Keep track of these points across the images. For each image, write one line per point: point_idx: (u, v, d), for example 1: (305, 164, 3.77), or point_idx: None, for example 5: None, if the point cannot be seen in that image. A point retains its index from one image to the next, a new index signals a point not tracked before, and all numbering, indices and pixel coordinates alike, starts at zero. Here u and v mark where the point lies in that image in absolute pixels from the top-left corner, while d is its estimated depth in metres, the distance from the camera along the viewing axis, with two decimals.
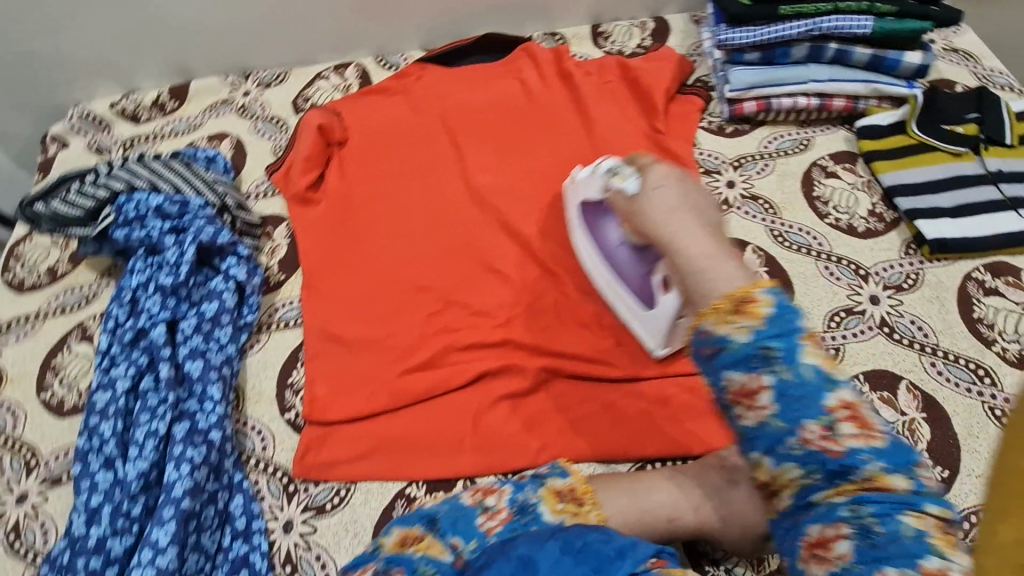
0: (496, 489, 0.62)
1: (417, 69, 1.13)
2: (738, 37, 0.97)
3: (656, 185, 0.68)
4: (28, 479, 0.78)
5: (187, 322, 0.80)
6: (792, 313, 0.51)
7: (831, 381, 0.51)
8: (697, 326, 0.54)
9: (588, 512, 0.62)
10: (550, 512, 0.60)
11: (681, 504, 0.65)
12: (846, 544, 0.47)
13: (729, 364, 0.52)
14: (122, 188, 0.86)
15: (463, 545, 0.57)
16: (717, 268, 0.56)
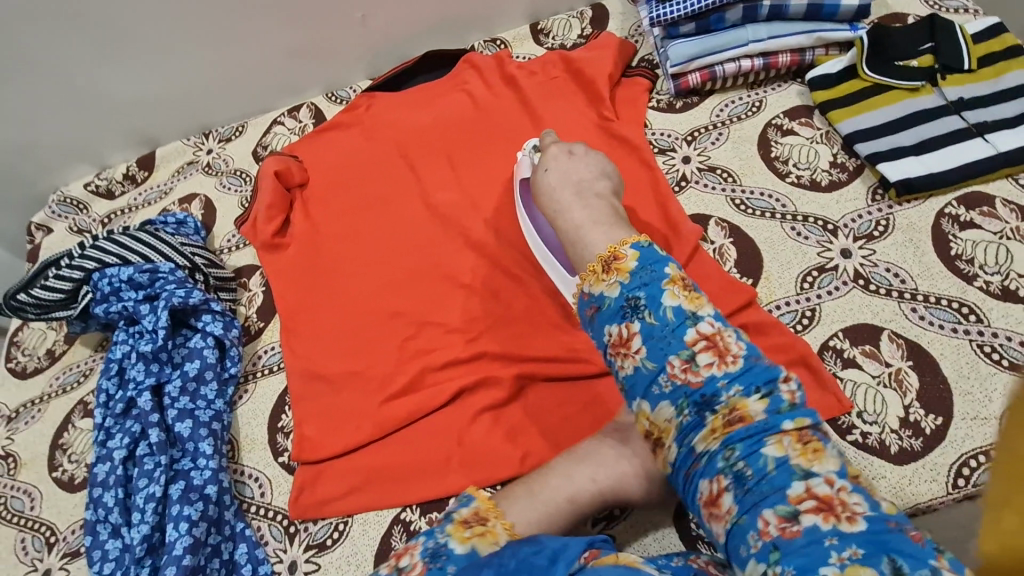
0: (408, 549, 0.57)
1: (366, 99, 1.15)
2: (670, 12, 0.95)
3: (546, 168, 0.79)
4: (50, 555, 0.82)
5: (173, 384, 0.83)
6: (650, 261, 0.61)
7: (689, 319, 0.57)
8: (580, 291, 0.64)
9: (495, 527, 0.60)
10: (459, 543, 0.56)
11: (575, 479, 0.65)
12: (728, 496, 0.51)
13: (606, 319, 0.61)
14: (94, 266, 0.89)
15: None
16: (599, 230, 0.68)
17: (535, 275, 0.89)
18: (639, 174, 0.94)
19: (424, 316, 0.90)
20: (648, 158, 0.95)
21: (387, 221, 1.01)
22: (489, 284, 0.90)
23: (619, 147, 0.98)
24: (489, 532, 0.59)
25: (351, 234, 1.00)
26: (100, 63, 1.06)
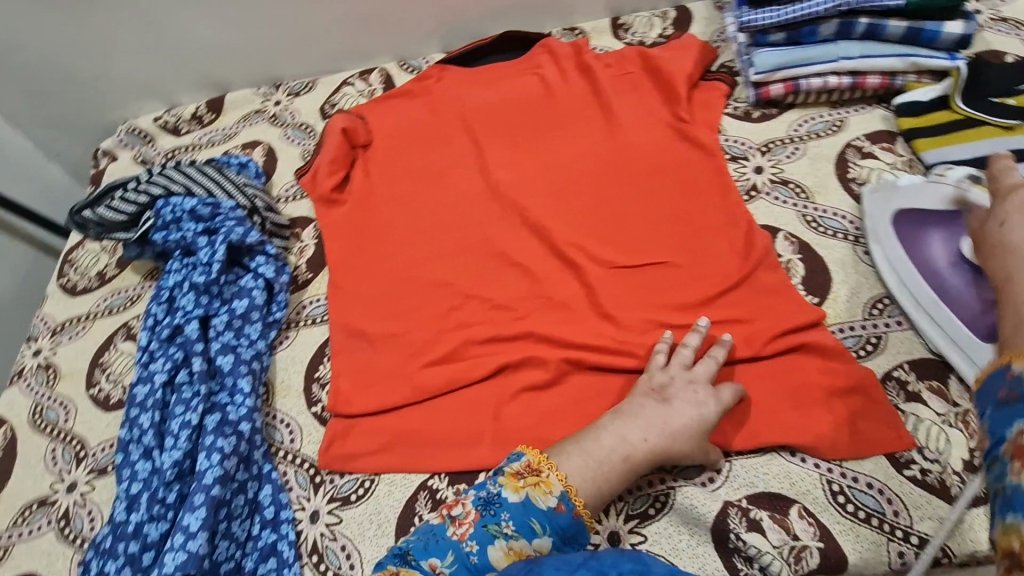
0: (460, 500, 0.63)
1: (438, 70, 1.14)
2: (761, 18, 0.94)
3: (1002, 221, 0.57)
4: (77, 469, 0.83)
5: (219, 318, 0.84)
6: None
7: None
8: (1002, 368, 0.46)
9: (548, 477, 0.63)
10: (512, 492, 0.62)
11: (630, 439, 0.67)
12: None
13: (1021, 414, 0.42)
14: (160, 193, 0.91)
15: (440, 562, 0.58)
16: None
17: (592, 262, 0.87)
18: (708, 178, 0.92)
19: (473, 289, 0.88)
20: (720, 164, 0.93)
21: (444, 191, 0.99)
22: (544, 266, 0.89)
23: (693, 149, 0.95)
24: (543, 485, 0.63)
25: (408, 200, 0.99)
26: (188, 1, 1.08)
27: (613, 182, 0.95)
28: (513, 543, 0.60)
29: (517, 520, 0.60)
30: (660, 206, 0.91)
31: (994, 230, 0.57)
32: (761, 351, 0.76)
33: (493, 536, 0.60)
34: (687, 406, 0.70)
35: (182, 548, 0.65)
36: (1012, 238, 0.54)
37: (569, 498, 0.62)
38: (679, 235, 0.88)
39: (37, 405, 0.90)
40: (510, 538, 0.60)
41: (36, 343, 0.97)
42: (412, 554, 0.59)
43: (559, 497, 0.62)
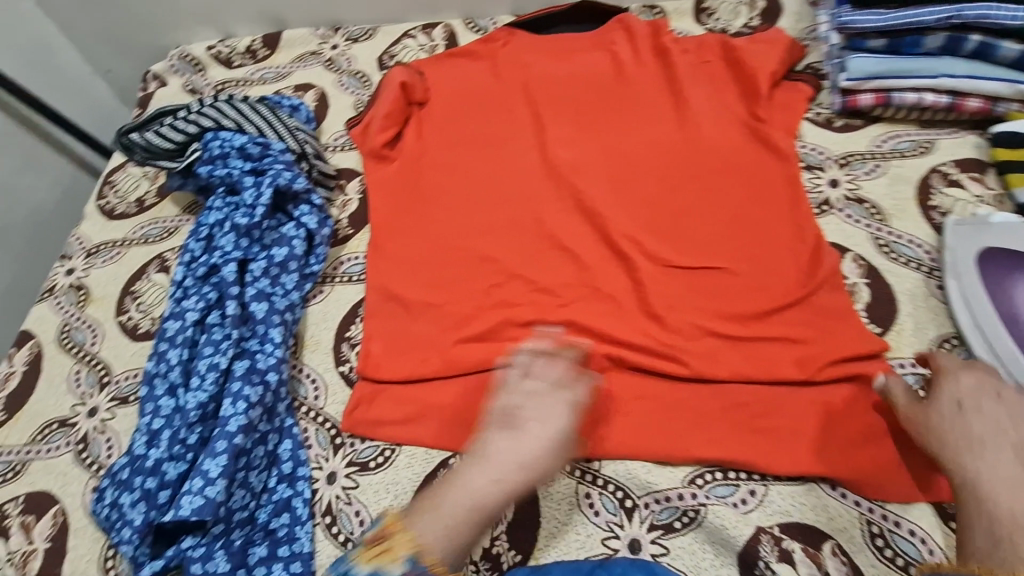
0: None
1: (506, 34, 1.08)
2: (864, 20, 0.87)
3: (958, 400, 0.63)
4: (99, 394, 0.82)
5: (257, 264, 0.81)
6: None
7: None
8: None
9: (397, 543, 0.61)
10: (362, 568, 0.60)
11: (480, 492, 0.63)
12: None
13: None
14: (210, 126, 0.88)
15: None
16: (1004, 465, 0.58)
17: (645, 257, 0.83)
18: (779, 186, 0.86)
19: (517, 269, 0.85)
20: (793, 172, 0.87)
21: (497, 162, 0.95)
22: (593, 255, 0.85)
23: (765, 153, 0.90)
24: (390, 553, 0.60)
25: (459, 167, 0.95)
26: None
27: (676, 177, 0.90)
28: None
29: None
30: (723, 209, 0.86)
31: (956, 415, 0.62)
32: (814, 375, 0.72)
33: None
34: (540, 431, 0.67)
35: (200, 493, 0.65)
36: (975, 426, 0.61)
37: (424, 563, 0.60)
38: (740, 242, 0.83)
39: (65, 324, 0.89)
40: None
41: (69, 261, 0.96)
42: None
43: (409, 559, 0.60)
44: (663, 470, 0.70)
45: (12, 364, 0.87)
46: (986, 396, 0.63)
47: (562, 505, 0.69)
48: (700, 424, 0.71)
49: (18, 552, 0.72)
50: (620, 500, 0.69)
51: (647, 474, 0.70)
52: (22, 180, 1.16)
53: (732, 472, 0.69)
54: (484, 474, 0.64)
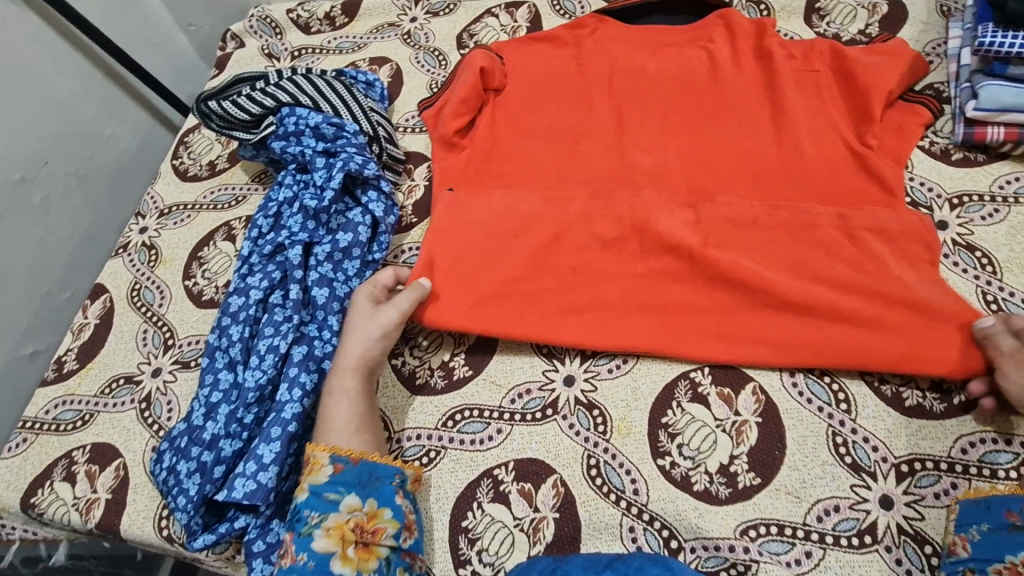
0: (286, 549, 0.62)
1: (595, 20, 1.00)
2: (1008, 44, 0.76)
3: None
4: (163, 356, 0.85)
5: (322, 248, 0.81)
6: None
7: None
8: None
9: (315, 468, 0.64)
10: (301, 494, 0.64)
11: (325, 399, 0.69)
12: None
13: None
14: (287, 101, 0.86)
15: (303, 557, 0.61)
16: None
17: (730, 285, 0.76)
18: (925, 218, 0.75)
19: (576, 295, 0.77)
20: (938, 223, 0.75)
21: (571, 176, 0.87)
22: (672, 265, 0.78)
23: (875, 181, 0.81)
24: (314, 465, 0.64)
25: (531, 156, 0.90)
26: None
27: (773, 198, 0.82)
28: (329, 526, 0.62)
29: (318, 507, 0.63)
30: (843, 226, 0.76)
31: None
32: (887, 434, 0.68)
33: (311, 531, 0.61)
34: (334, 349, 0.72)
35: (253, 478, 0.66)
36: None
37: (344, 457, 0.65)
38: (871, 272, 0.73)
39: (136, 282, 0.92)
40: (326, 518, 0.62)
41: (142, 219, 0.99)
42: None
43: (332, 458, 0.65)
44: (715, 515, 0.66)
45: (86, 315, 0.91)
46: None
47: (604, 535, 0.67)
48: (761, 471, 0.68)
49: (82, 499, 0.76)
50: (665, 539, 0.66)
51: (697, 515, 0.66)
52: (104, 130, 1.19)
53: (789, 528, 0.64)
54: (343, 373, 0.70)
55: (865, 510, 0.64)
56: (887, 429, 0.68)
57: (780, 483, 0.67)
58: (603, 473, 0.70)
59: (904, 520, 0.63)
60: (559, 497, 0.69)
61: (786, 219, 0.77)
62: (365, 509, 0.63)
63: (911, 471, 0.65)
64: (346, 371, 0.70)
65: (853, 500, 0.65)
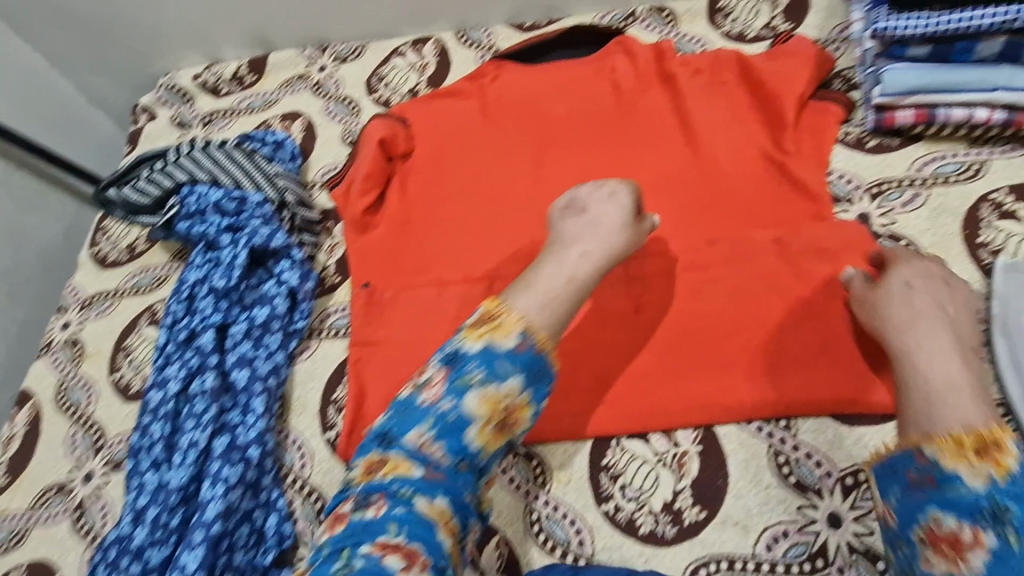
0: (433, 380, 0.59)
1: (493, 67, 0.99)
2: (905, 28, 0.73)
3: (907, 281, 0.64)
4: (94, 459, 0.82)
5: (237, 327, 0.78)
6: (965, 505, 0.50)
7: (987, 526, 0.49)
8: (918, 448, 0.54)
9: (501, 321, 0.61)
10: (472, 342, 0.59)
11: (563, 271, 0.66)
12: (979, 554, 0.49)
13: (940, 502, 0.51)
14: (185, 180, 0.84)
15: (420, 432, 0.57)
16: (960, 397, 0.55)
17: (657, 316, 0.74)
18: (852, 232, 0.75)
19: None
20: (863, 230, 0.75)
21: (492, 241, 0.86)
22: (599, 295, 0.76)
23: (794, 189, 0.79)
24: (500, 327, 0.60)
25: (445, 232, 0.88)
26: None
27: (703, 222, 0.79)
28: (485, 391, 0.58)
29: (483, 368, 0.58)
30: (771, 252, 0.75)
31: (904, 291, 0.64)
32: (829, 447, 0.66)
33: (467, 387, 0.58)
34: (594, 238, 0.68)
35: None
36: (923, 306, 0.62)
37: (534, 342, 0.60)
38: (792, 287, 0.73)
39: (62, 383, 0.89)
40: (482, 388, 0.58)
41: (66, 314, 0.96)
42: (393, 430, 0.58)
43: (518, 334, 0.60)
44: (661, 558, 0.64)
45: (14, 425, 0.88)
46: (932, 284, 0.64)
47: None
48: (705, 503, 0.65)
49: None
50: None
51: (645, 560, 0.64)
52: (25, 222, 1.16)
53: (737, 562, 0.62)
54: (583, 260, 0.67)
55: (814, 531, 0.62)
56: (828, 441, 0.66)
57: (725, 515, 0.65)
58: (546, 528, 0.67)
59: (854, 538, 0.62)
60: (504, 558, 0.67)
61: (719, 253, 0.76)
62: (518, 399, 0.59)
63: (856, 484, 0.63)
64: (585, 257, 0.67)
65: (801, 523, 0.63)
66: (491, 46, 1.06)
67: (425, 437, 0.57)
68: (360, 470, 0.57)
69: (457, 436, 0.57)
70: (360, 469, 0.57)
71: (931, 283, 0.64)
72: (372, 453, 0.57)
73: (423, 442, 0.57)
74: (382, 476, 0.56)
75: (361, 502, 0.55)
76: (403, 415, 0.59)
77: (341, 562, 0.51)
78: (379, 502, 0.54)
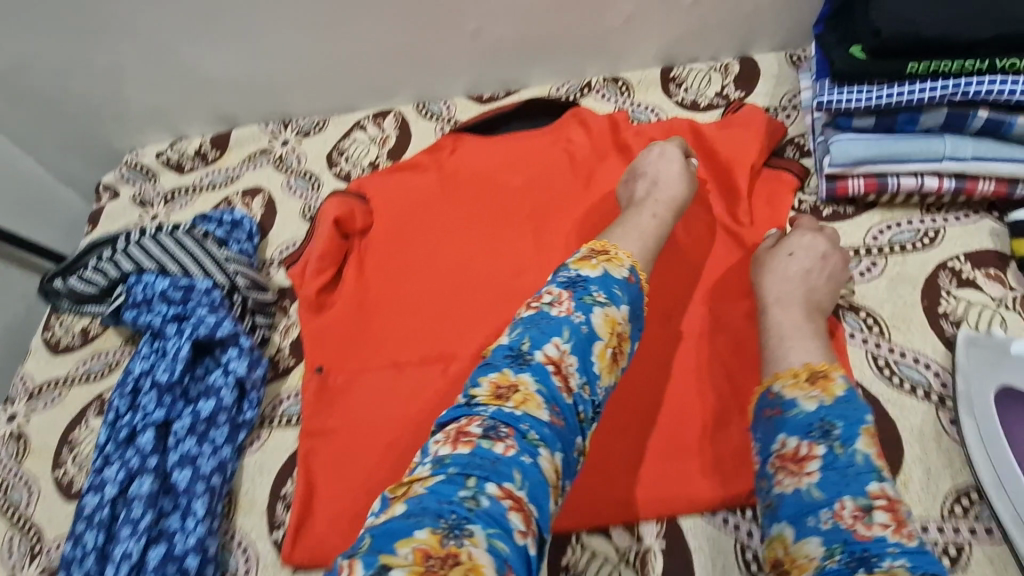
0: (552, 294, 0.64)
1: (451, 140, 0.99)
2: (848, 100, 0.73)
3: (790, 251, 0.72)
4: (30, 567, 0.78)
5: (180, 423, 0.75)
6: (796, 424, 0.57)
7: (822, 438, 0.55)
8: (767, 388, 0.62)
9: (616, 256, 0.69)
10: (591, 269, 0.66)
11: (644, 219, 0.76)
12: (814, 462, 0.54)
13: (785, 428, 0.57)
14: (131, 269, 0.83)
15: (559, 341, 0.58)
16: (798, 342, 0.65)
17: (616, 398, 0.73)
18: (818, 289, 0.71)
19: None
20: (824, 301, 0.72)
21: (449, 319, 0.84)
22: None
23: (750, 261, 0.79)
24: (615, 260, 0.68)
25: (402, 310, 0.86)
26: (192, 34, 0.98)
27: (662, 297, 0.79)
28: (607, 310, 0.62)
29: (605, 290, 0.64)
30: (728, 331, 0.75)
31: (784, 259, 0.72)
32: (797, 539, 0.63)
33: (591, 305, 0.62)
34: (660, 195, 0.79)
35: None
36: (794, 270, 0.71)
37: (633, 267, 0.69)
38: (743, 368, 0.73)
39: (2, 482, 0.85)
40: (605, 308, 0.62)
41: (11, 405, 0.92)
42: (528, 343, 0.59)
43: (629, 269, 0.68)
44: None
45: None
46: (813, 254, 0.72)
47: None
48: None
49: None
50: None
51: None
52: None
53: None
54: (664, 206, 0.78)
55: None
56: None
57: None
58: None
59: None
60: None
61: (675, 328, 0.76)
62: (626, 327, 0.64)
63: None
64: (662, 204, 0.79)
65: None
66: (451, 118, 1.07)
67: (561, 350, 0.59)
68: (486, 388, 0.56)
69: (588, 348, 0.60)
70: (488, 388, 0.56)
71: (811, 250, 0.72)
72: (504, 369, 0.57)
73: (560, 354, 0.58)
74: (513, 405, 0.54)
75: (490, 431, 0.53)
76: (533, 332, 0.60)
77: (468, 493, 0.49)
78: (508, 440, 0.52)
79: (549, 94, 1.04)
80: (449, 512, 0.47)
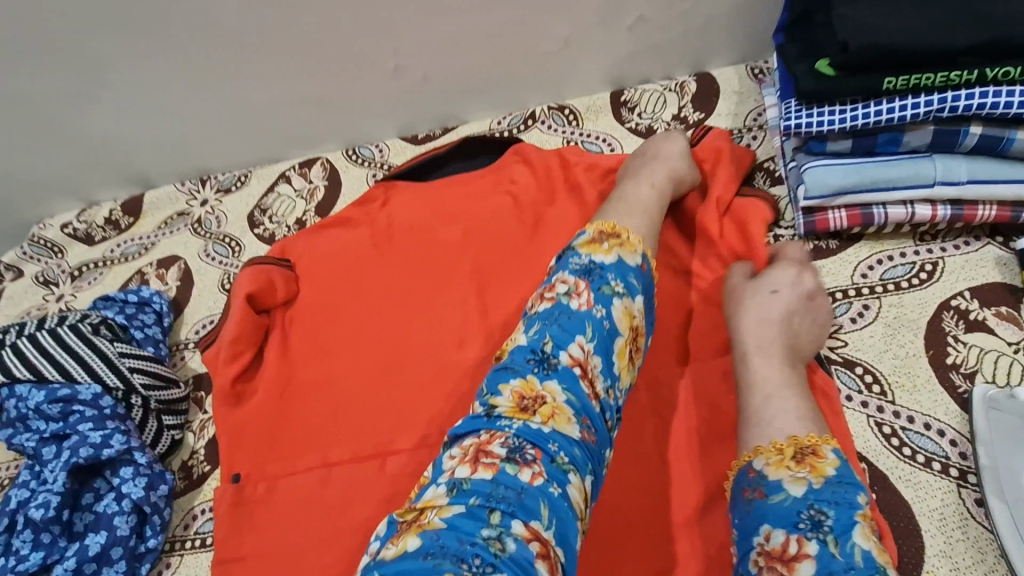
0: (568, 285, 0.56)
1: (382, 190, 0.87)
2: (819, 124, 0.63)
3: (773, 288, 0.62)
4: None
5: (63, 568, 0.63)
6: (782, 514, 0.46)
7: (816, 530, 0.44)
8: (748, 464, 0.51)
9: (629, 240, 0.60)
10: (606, 256, 0.58)
11: (643, 194, 0.68)
12: (807, 565, 0.43)
13: (771, 518, 0.46)
14: (2, 380, 0.71)
15: (582, 340, 0.52)
16: (786, 402, 0.54)
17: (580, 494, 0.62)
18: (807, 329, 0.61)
19: None
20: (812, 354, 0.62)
21: (387, 404, 0.72)
22: None
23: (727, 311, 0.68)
24: (627, 244, 0.60)
25: (332, 396, 0.74)
26: (78, 97, 0.86)
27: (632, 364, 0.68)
28: (626, 303, 0.55)
29: (622, 279, 0.56)
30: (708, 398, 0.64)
31: (768, 297, 0.61)
32: None
33: (611, 296, 0.55)
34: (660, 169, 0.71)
35: None
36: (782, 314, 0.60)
37: (643, 253, 0.60)
38: (727, 441, 0.62)
39: None
40: (623, 303, 0.55)
41: None
42: (550, 345, 0.52)
43: (641, 255, 0.60)
44: None
45: None
46: (799, 293, 0.61)
47: None
48: None
49: None
50: None
51: None
52: None
53: None
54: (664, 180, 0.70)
55: None
56: None
57: None
58: None
59: None
60: None
61: (645, 400, 0.66)
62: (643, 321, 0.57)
63: None
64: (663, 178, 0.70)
65: None
66: (384, 162, 0.96)
67: (585, 352, 0.52)
68: (509, 399, 0.50)
69: (610, 347, 0.53)
70: (510, 399, 0.50)
71: (798, 288, 0.62)
72: (528, 376, 0.51)
73: (584, 356, 0.52)
74: (541, 421, 0.48)
75: (515, 453, 0.46)
76: (555, 330, 0.53)
77: (491, 533, 0.42)
78: (535, 466, 0.46)
79: (490, 130, 0.94)
80: (472, 556, 0.41)
